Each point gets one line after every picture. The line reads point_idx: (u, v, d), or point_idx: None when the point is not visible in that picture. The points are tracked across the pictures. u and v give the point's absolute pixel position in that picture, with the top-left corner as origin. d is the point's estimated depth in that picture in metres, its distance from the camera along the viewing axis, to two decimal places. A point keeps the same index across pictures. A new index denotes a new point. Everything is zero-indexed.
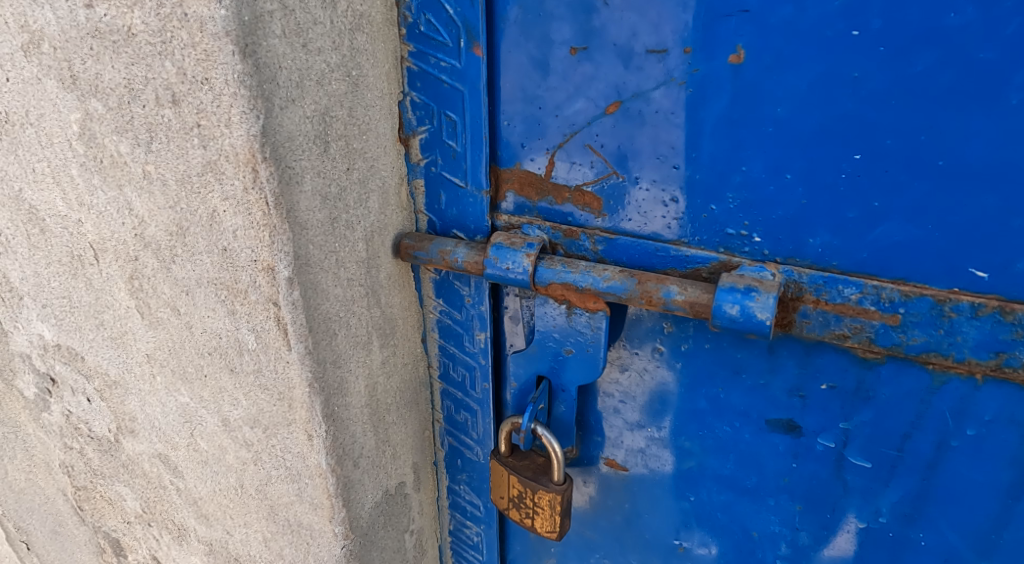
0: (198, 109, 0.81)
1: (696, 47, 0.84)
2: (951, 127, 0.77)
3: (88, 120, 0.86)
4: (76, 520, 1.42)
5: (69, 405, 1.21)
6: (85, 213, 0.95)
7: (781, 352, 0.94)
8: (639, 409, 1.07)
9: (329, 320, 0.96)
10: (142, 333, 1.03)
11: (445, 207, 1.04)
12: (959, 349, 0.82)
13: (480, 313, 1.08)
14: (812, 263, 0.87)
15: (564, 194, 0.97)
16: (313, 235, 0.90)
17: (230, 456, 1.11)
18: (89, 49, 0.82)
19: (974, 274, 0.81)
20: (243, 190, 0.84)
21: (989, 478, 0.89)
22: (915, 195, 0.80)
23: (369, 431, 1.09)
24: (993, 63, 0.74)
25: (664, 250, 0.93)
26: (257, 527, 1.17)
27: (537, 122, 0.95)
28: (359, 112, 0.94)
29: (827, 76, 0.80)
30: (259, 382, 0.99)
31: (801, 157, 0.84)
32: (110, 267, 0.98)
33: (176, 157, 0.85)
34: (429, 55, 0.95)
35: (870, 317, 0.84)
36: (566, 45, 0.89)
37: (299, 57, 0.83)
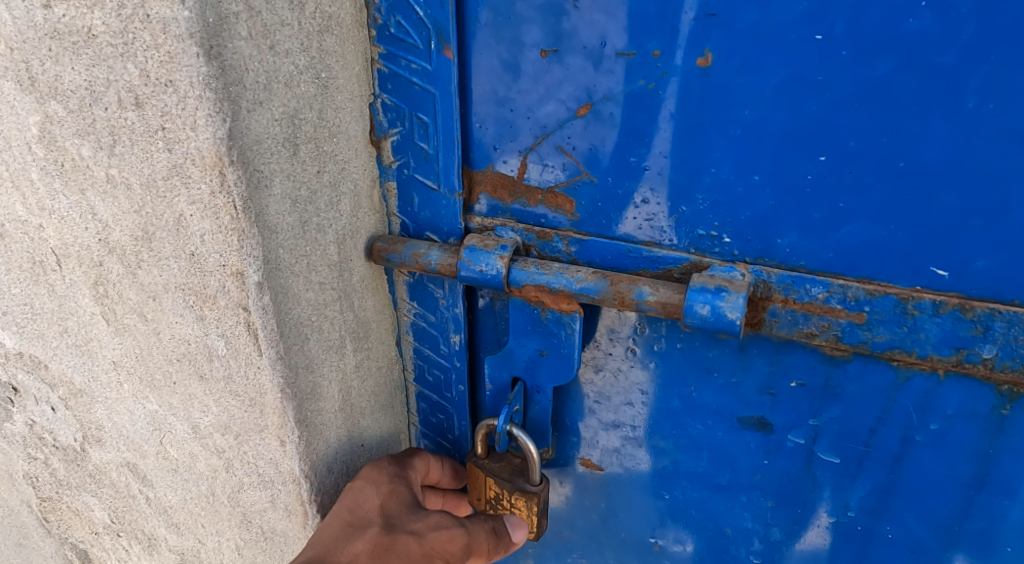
0: (163, 112, 0.80)
1: (664, 50, 0.84)
2: (912, 129, 0.78)
3: (48, 123, 0.84)
4: (43, 531, 1.38)
5: (33, 414, 1.18)
6: (46, 218, 0.92)
7: (752, 351, 0.95)
8: (614, 409, 1.07)
9: (300, 324, 0.95)
10: (108, 340, 1.01)
11: (417, 209, 1.03)
12: (923, 346, 0.83)
13: (455, 315, 1.08)
14: (781, 262, 0.88)
15: (537, 195, 0.97)
16: (283, 239, 0.89)
17: (201, 464, 1.09)
18: (48, 50, 0.80)
19: (935, 273, 0.82)
20: (211, 194, 0.83)
21: (953, 471, 0.90)
22: (879, 196, 0.81)
23: (343, 436, 1.08)
24: (953, 67, 0.75)
25: (637, 251, 0.94)
26: (230, 535, 1.16)
27: (508, 124, 0.94)
28: (329, 114, 0.92)
29: (792, 79, 0.80)
30: (230, 388, 0.98)
31: (768, 159, 0.84)
32: (73, 273, 0.96)
33: (140, 161, 0.83)
34: (399, 57, 0.95)
35: (837, 315, 0.85)
36: (537, 47, 0.89)
37: (266, 58, 0.82)
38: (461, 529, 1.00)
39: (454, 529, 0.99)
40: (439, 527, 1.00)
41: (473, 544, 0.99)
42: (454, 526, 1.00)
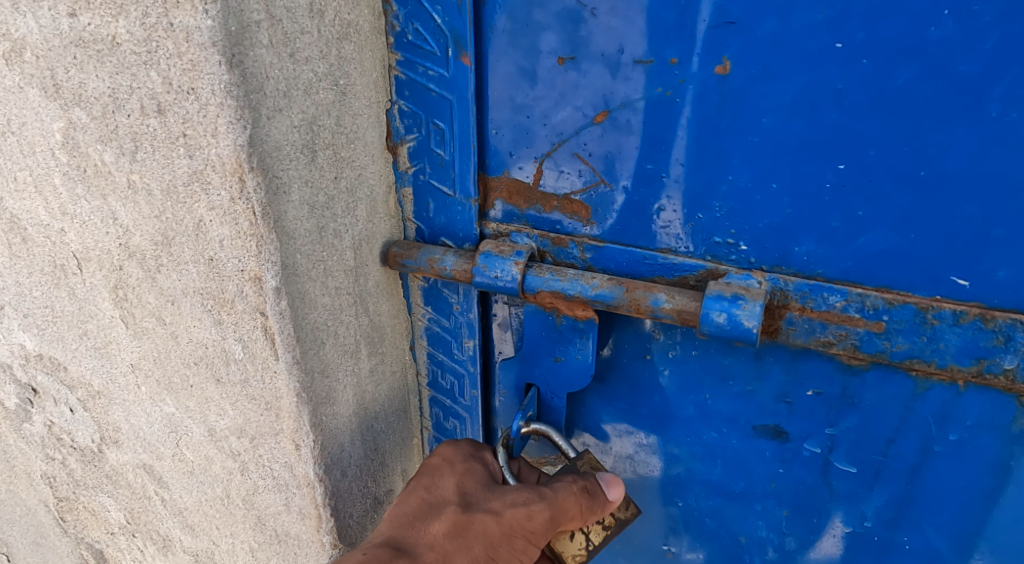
0: (184, 119, 0.81)
1: (682, 58, 0.84)
2: (933, 138, 0.78)
3: (71, 129, 0.85)
4: (59, 531, 1.40)
5: (52, 415, 1.19)
6: (68, 222, 0.93)
7: (768, 359, 0.94)
8: (628, 416, 1.07)
9: (317, 329, 0.95)
10: (126, 343, 1.02)
11: (433, 215, 1.03)
12: (942, 356, 0.83)
13: (469, 321, 1.08)
14: (798, 270, 0.88)
15: (553, 202, 0.97)
16: (301, 245, 0.90)
17: (217, 466, 1.10)
18: (73, 58, 0.81)
19: (955, 282, 0.81)
20: (230, 200, 0.83)
21: (971, 482, 0.90)
22: (899, 204, 0.81)
23: (357, 439, 1.08)
24: (975, 76, 0.75)
25: (652, 257, 0.94)
26: (244, 537, 1.17)
27: (525, 131, 0.95)
28: (347, 121, 0.93)
29: (812, 88, 0.80)
30: (246, 392, 0.99)
31: (787, 167, 0.84)
32: (94, 277, 0.97)
33: (161, 167, 0.84)
34: (417, 64, 0.95)
35: (854, 324, 0.85)
36: (554, 54, 0.89)
37: (287, 66, 0.83)
38: (540, 502, 0.90)
39: (532, 503, 0.90)
40: (521, 500, 0.91)
41: (559, 512, 0.89)
42: (532, 495, 0.90)
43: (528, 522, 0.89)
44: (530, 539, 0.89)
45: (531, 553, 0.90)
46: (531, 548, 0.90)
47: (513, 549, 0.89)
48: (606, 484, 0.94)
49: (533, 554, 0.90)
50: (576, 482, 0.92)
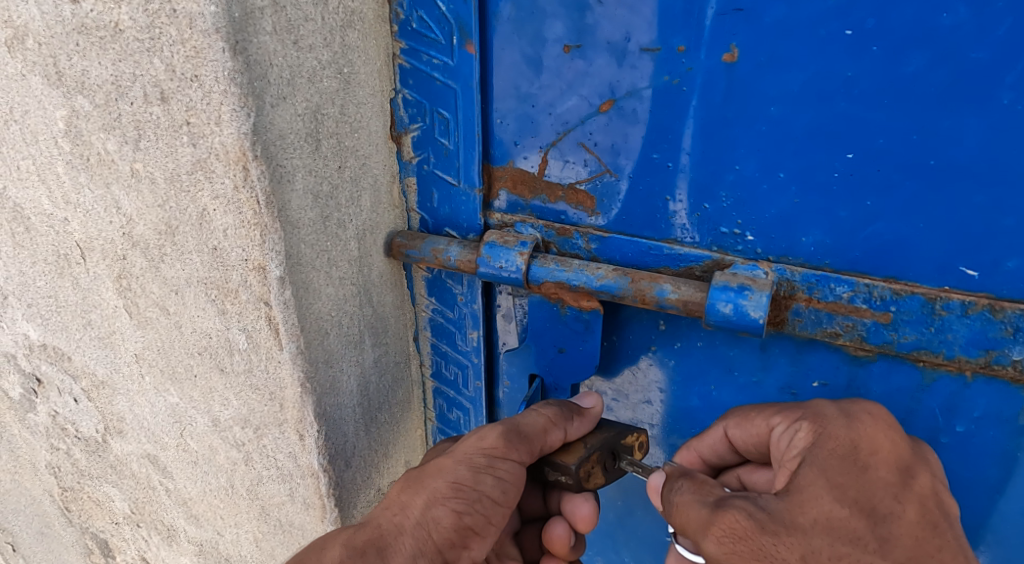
0: (187, 106, 0.80)
1: (689, 46, 0.83)
2: (943, 126, 0.77)
3: (74, 117, 0.85)
4: (64, 521, 1.40)
5: (56, 405, 1.19)
6: (72, 211, 0.93)
7: (774, 350, 0.94)
8: (632, 407, 1.07)
9: (321, 319, 0.95)
10: (130, 333, 1.02)
11: (437, 206, 1.03)
12: (950, 347, 0.83)
13: (473, 312, 1.08)
14: (805, 261, 0.87)
15: (558, 192, 0.96)
16: (305, 235, 0.89)
17: (221, 457, 1.10)
18: (75, 45, 0.80)
19: (964, 272, 0.81)
20: (234, 189, 0.83)
21: (977, 474, 0.89)
22: (908, 194, 0.80)
23: (362, 430, 1.08)
24: (986, 63, 0.74)
25: (658, 248, 0.93)
26: (248, 527, 1.17)
27: (530, 120, 0.94)
28: (351, 110, 0.92)
29: (821, 75, 0.79)
30: (250, 382, 0.98)
31: (795, 156, 0.83)
32: (97, 266, 0.97)
33: (165, 155, 0.84)
34: (421, 52, 0.94)
35: (861, 315, 0.85)
36: (560, 42, 0.89)
37: (290, 54, 0.82)
38: (496, 426, 0.93)
39: (487, 429, 0.93)
40: (480, 432, 0.94)
41: (518, 424, 0.92)
42: (491, 425, 0.94)
43: (484, 443, 0.92)
44: (492, 455, 0.91)
45: (499, 470, 0.90)
46: (498, 463, 0.91)
47: (475, 469, 0.90)
48: (580, 398, 1.00)
49: (504, 470, 0.91)
50: (538, 405, 0.96)
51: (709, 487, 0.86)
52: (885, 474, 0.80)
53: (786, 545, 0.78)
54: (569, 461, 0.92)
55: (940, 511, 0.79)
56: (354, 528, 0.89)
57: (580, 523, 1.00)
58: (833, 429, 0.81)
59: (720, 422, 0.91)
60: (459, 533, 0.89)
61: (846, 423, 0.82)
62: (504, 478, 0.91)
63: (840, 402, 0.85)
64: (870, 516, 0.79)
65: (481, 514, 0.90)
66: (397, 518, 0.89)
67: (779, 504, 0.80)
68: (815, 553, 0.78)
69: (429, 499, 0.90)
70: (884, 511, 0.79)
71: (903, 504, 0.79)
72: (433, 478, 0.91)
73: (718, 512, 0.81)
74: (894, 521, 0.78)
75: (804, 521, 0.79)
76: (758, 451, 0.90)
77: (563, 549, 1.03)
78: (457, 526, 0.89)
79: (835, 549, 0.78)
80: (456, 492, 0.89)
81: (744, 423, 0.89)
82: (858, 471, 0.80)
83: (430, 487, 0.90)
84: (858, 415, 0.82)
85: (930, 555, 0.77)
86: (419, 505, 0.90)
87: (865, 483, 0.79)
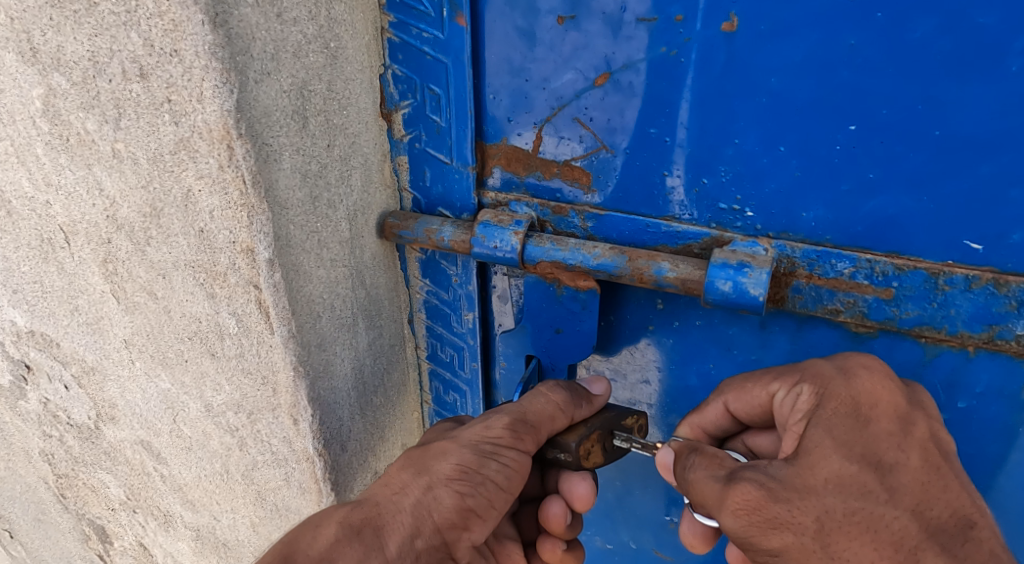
0: (168, 83, 0.77)
1: (686, 15, 0.80)
2: (949, 95, 0.75)
3: (51, 96, 0.82)
4: (60, 508, 1.39)
5: (47, 392, 1.17)
6: (53, 194, 0.90)
7: (773, 327, 0.92)
8: (630, 387, 1.06)
9: (312, 302, 0.93)
10: (118, 318, 1.00)
11: (430, 184, 1.00)
12: (953, 322, 0.81)
13: (469, 293, 1.06)
14: (805, 237, 0.85)
15: (553, 169, 0.94)
16: (294, 215, 0.87)
17: (215, 442, 1.08)
18: (49, 19, 0.77)
19: (968, 246, 0.79)
20: (219, 168, 0.80)
21: (979, 450, 0.88)
22: (913, 166, 0.78)
23: (357, 414, 1.06)
24: (994, 29, 0.72)
25: (655, 226, 0.91)
26: (244, 512, 1.16)
27: (523, 95, 0.92)
28: (339, 86, 0.90)
29: (823, 44, 0.77)
30: (242, 366, 0.97)
31: (796, 129, 0.81)
32: (82, 251, 0.95)
33: (147, 135, 0.81)
34: (411, 25, 0.92)
35: (863, 291, 0.83)
36: (553, 14, 0.86)
37: (274, 27, 0.80)
38: (499, 414, 0.91)
39: (491, 417, 0.92)
40: (485, 418, 0.92)
41: (524, 412, 0.91)
42: (494, 413, 0.92)
43: (490, 431, 0.90)
44: (497, 443, 0.89)
45: (505, 456, 0.89)
46: (502, 451, 0.89)
47: (481, 454, 0.89)
48: (589, 383, 0.98)
49: (509, 457, 0.89)
50: (539, 388, 0.94)
51: (720, 459, 0.84)
52: (886, 424, 0.79)
53: (801, 509, 0.77)
54: (569, 439, 0.92)
55: (941, 453, 0.79)
56: (350, 505, 0.88)
57: (577, 501, 0.99)
58: (833, 389, 0.80)
59: (718, 398, 0.90)
60: (461, 514, 0.88)
61: (845, 380, 0.80)
62: (508, 465, 0.89)
63: (833, 358, 0.83)
64: (878, 469, 0.77)
65: (484, 497, 0.89)
66: (396, 497, 0.88)
67: (788, 469, 0.79)
68: (829, 512, 0.77)
69: (432, 480, 0.88)
70: (891, 461, 0.78)
71: (907, 451, 0.78)
72: (437, 461, 0.90)
73: (729, 486, 0.79)
74: (900, 470, 0.78)
75: (816, 482, 0.78)
76: (761, 419, 0.88)
77: (560, 530, 1.01)
78: (459, 507, 0.88)
79: (848, 505, 0.77)
80: (461, 474, 0.88)
81: (743, 395, 0.88)
82: (862, 427, 0.79)
83: (434, 469, 0.89)
84: (855, 370, 0.81)
85: (935, 496, 0.77)
86: (421, 485, 0.88)
87: (869, 438, 0.78)
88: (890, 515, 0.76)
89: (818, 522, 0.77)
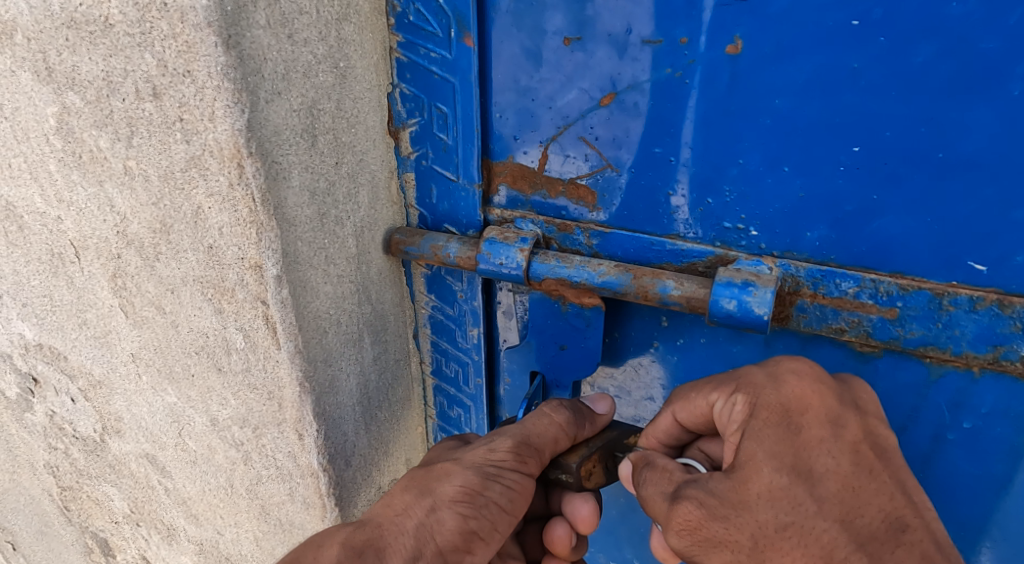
0: (181, 103, 0.79)
1: (692, 38, 0.81)
2: (953, 118, 0.75)
3: (65, 114, 0.83)
4: (63, 520, 1.39)
5: (53, 405, 1.18)
6: (65, 210, 0.91)
7: (778, 346, 0.93)
8: (634, 404, 1.06)
9: (319, 318, 0.94)
10: (126, 333, 1.01)
11: (436, 201, 1.01)
12: (958, 343, 0.82)
13: (473, 308, 1.06)
14: (810, 256, 0.86)
15: (558, 187, 0.95)
16: (302, 232, 0.88)
17: (220, 456, 1.09)
18: (65, 40, 0.78)
19: (973, 267, 0.79)
20: (229, 186, 0.81)
21: (985, 470, 0.88)
22: (916, 187, 0.79)
23: (361, 429, 1.07)
24: (997, 54, 0.72)
25: (660, 244, 0.92)
26: (248, 526, 1.16)
27: (529, 114, 0.92)
28: (347, 105, 0.91)
29: (827, 67, 0.78)
30: (248, 382, 0.97)
31: (800, 150, 0.82)
32: (92, 266, 0.96)
33: (158, 152, 0.82)
34: (419, 45, 0.93)
35: (867, 310, 0.84)
36: (559, 34, 0.87)
37: (285, 48, 0.81)
38: (504, 436, 0.92)
39: (495, 439, 0.92)
40: (489, 441, 0.93)
41: (528, 435, 0.91)
42: (497, 434, 0.93)
43: (493, 454, 0.91)
44: (500, 465, 0.90)
45: (507, 479, 0.89)
46: (506, 473, 0.90)
47: (484, 477, 0.89)
48: (591, 401, 0.98)
49: (511, 479, 0.89)
50: (541, 407, 0.94)
51: (670, 473, 0.85)
52: (818, 431, 0.79)
53: (737, 526, 0.79)
54: (571, 461, 0.92)
55: (873, 453, 0.79)
56: (353, 527, 0.87)
57: (580, 524, 0.98)
58: (764, 399, 0.81)
59: (667, 408, 0.89)
60: (463, 536, 0.88)
61: (775, 388, 0.81)
62: (511, 487, 0.89)
63: (766, 364, 0.84)
64: (808, 479, 0.78)
65: (487, 520, 0.90)
66: (398, 519, 0.88)
67: (725, 484, 0.80)
68: (762, 528, 0.78)
69: (436, 501, 0.89)
70: (820, 470, 0.78)
71: (836, 458, 0.79)
72: (440, 482, 0.90)
73: (674, 506, 0.81)
74: (829, 478, 0.78)
75: (749, 497, 0.79)
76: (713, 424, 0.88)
77: (565, 549, 1.02)
78: (462, 530, 0.88)
79: (779, 520, 0.78)
80: (466, 496, 0.88)
81: (687, 404, 0.87)
82: (793, 436, 0.79)
83: (437, 491, 0.90)
84: (784, 377, 0.81)
85: (866, 501, 0.77)
86: (424, 506, 0.89)
87: (798, 447, 0.79)
88: (820, 527, 0.77)
89: (754, 537, 0.79)
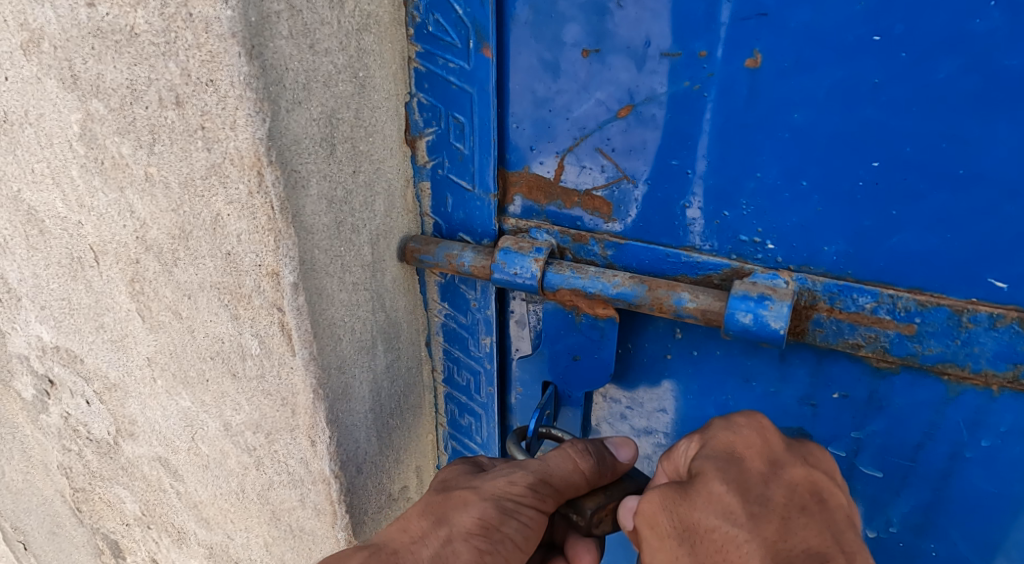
0: (203, 111, 0.79)
1: (711, 51, 0.82)
2: (973, 134, 0.75)
3: (89, 121, 0.84)
4: (75, 521, 1.40)
5: (68, 407, 1.19)
6: (86, 215, 0.92)
7: (793, 360, 0.92)
8: (647, 415, 1.06)
9: (334, 325, 0.94)
10: (142, 337, 1.02)
11: (451, 210, 1.02)
12: (976, 360, 0.81)
13: (486, 317, 1.06)
14: (827, 270, 0.86)
15: (573, 198, 0.95)
16: (319, 240, 0.89)
17: (232, 461, 1.09)
18: (91, 48, 0.79)
19: (992, 284, 0.79)
20: (248, 194, 0.82)
21: (1002, 490, 0.88)
22: (935, 203, 0.79)
23: (373, 436, 1.07)
24: (1019, 71, 0.72)
25: (675, 256, 0.92)
26: (259, 531, 1.17)
27: (547, 125, 0.93)
28: (365, 114, 0.92)
29: (846, 81, 0.78)
30: (263, 387, 0.98)
31: (818, 164, 0.82)
32: (110, 270, 0.96)
33: (179, 160, 0.83)
34: (437, 56, 0.93)
35: (885, 326, 0.83)
36: (578, 46, 0.87)
37: (306, 58, 0.82)
38: (524, 471, 0.90)
39: (516, 473, 0.90)
40: (508, 472, 0.91)
41: (548, 475, 0.89)
42: (518, 468, 0.91)
43: (513, 488, 0.89)
44: (519, 501, 0.88)
45: (524, 515, 0.88)
46: (523, 509, 0.88)
47: (502, 512, 0.88)
48: (616, 445, 0.93)
49: (527, 516, 0.88)
50: (566, 445, 0.91)
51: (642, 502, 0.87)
52: (761, 465, 0.81)
53: (676, 515, 0.80)
54: (587, 504, 0.89)
55: (810, 495, 0.80)
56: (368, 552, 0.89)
57: None
58: (716, 435, 0.84)
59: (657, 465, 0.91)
60: None
61: (728, 426, 0.85)
62: (527, 524, 0.88)
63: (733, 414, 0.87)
64: (745, 495, 0.79)
65: (502, 556, 0.89)
66: (414, 547, 0.89)
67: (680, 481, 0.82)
68: (696, 525, 0.79)
69: (451, 532, 0.89)
70: (757, 492, 0.79)
71: (774, 491, 0.80)
72: (457, 511, 0.90)
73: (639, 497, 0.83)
74: (765, 499, 0.79)
75: (695, 493, 0.80)
76: None
77: None
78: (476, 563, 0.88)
79: (712, 526, 0.78)
80: (482, 530, 0.88)
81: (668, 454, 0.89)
82: (738, 462, 0.81)
83: (455, 521, 0.89)
84: (736, 420, 0.85)
85: (794, 531, 0.77)
86: (441, 536, 0.89)
87: (742, 470, 0.81)
88: (741, 539, 0.77)
89: (684, 529, 0.79)
